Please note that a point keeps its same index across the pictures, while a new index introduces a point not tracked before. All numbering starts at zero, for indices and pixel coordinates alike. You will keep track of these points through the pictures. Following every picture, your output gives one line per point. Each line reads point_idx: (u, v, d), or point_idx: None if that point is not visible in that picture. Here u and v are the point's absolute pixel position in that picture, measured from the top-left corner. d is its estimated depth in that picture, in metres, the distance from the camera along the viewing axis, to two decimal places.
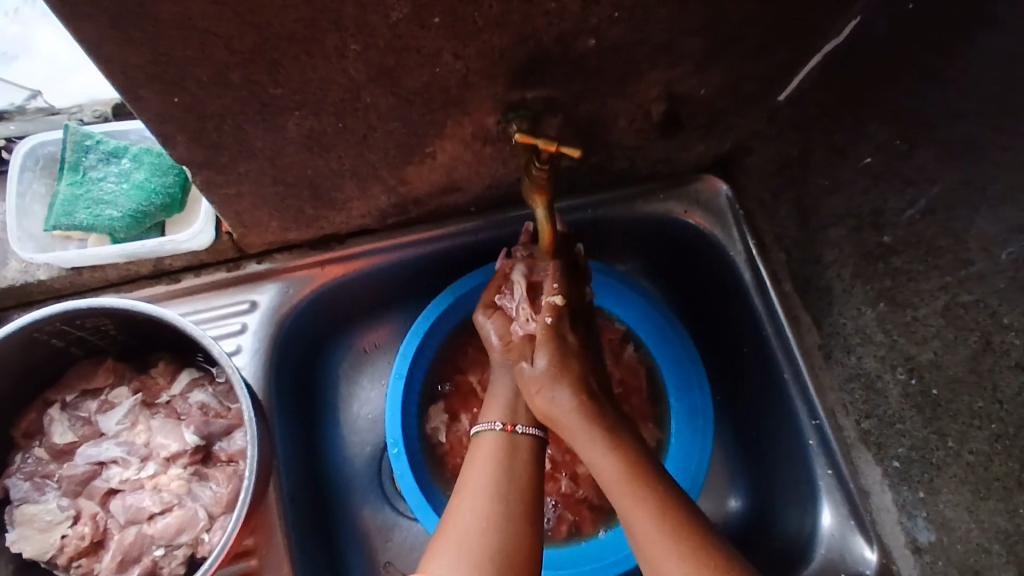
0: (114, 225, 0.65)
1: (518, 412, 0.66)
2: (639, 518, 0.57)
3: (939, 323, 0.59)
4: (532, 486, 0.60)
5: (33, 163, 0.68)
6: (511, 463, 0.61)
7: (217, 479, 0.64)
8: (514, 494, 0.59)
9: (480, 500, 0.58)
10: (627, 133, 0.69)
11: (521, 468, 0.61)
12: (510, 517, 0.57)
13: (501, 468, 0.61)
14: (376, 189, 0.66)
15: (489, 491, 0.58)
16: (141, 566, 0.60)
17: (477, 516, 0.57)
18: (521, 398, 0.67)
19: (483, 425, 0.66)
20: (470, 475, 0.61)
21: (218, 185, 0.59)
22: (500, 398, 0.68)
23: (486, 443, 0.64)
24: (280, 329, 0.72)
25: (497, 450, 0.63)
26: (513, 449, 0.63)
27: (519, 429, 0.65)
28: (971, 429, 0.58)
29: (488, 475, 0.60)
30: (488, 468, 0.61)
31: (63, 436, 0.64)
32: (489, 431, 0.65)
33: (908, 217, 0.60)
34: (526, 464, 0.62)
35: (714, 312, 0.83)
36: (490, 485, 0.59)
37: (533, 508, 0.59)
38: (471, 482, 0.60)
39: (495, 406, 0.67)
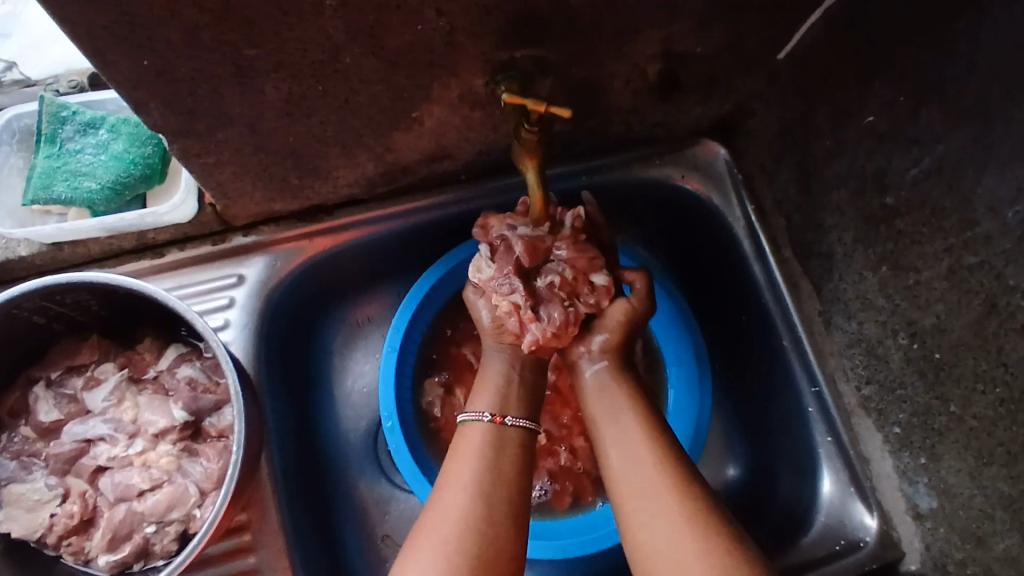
0: (93, 199, 0.63)
1: (509, 403, 0.63)
2: (644, 468, 0.57)
3: (943, 286, 0.57)
4: (518, 480, 0.58)
5: (10, 136, 0.65)
6: (496, 456, 0.59)
7: (208, 455, 0.62)
8: (499, 492, 0.57)
9: (461, 501, 0.56)
10: (622, 95, 0.67)
11: (506, 461, 0.59)
12: (494, 521, 0.55)
13: (486, 462, 0.58)
14: (363, 157, 0.64)
15: (472, 490, 0.56)
16: (132, 544, 0.59)
17: (458, 516, 0.55)
18: (511, 388, 0.64)
19: (469, 415, 0.63)
20: (453, 468, 0.59)
21: (197, 154, 0.57)
22: (488, 385, 0.65)
23: (471, 432, 0.61)
24: (269, 303, 0.71)
25: (483, 441, 0.60)
26: (501, 441, 0.60)
27: (509, 421, 0.62)
28: (974, 393, 0.57)
29: (471, 471, 0.58)
30: (472, 462, 0.59)
31: (49, 415, 0.62)
32: (479, 423, 0.62)
33: (912, 176, 0.58)
34: (514, 455, 0.60)
35: (712, 280, 0.82)
36: (473, 484, 0.57)
37: (518, 505, 0.57)
38: (455, 476, 0.58)
39: (487, 393, 0.64)
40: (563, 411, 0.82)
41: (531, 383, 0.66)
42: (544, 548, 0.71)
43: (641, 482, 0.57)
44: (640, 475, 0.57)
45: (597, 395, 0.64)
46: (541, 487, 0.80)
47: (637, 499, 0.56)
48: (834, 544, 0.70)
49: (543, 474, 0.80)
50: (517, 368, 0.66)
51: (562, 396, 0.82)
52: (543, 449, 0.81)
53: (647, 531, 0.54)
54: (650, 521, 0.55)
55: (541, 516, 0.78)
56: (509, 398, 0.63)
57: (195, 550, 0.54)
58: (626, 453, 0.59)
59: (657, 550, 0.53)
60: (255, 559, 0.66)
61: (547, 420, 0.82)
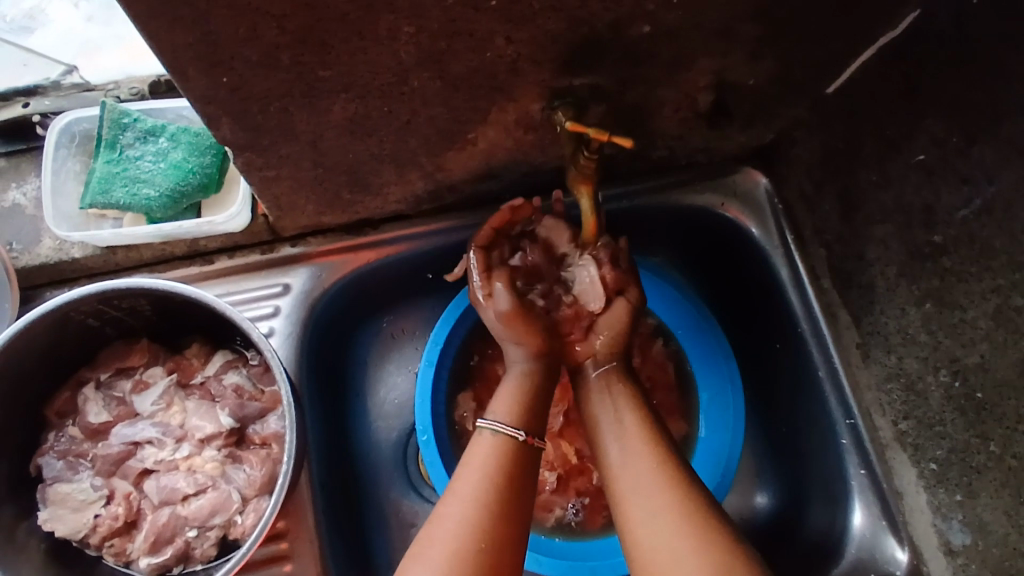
0: (150, 205, 0.64)
1: (531, 418, 0.64)
2: (638, 459, 0.60)
3: (989, 325, 0.58)
4: (522, 495, 0.59)
5: (68, 140, 0.67)
6: (506, 469, 0.59)
7: (251, 462, 0.63)
8: (508, 504, 0.57)
9: (472, 512, 0.56)
10: (670, 122, 0.68)
11: (512, 474, 0.59)
12: (499, 539, 0.55)
13: (495, 471, 0.59)
14: (414, 174, 0.65)
15: (479, 502, 0.57)
16: (173, 547, 0.60)
17: (466, 530, 0.55)
18: (536, 401, 0.65)
19: (496, 425, 0.62)
20: (459, 480, 0.59)
21: (258, 167, 0.58)
22: (511, 395, 0.65)
23: (482, 444, 0.61)
24: (312, 313, 0.72)
25: (497, 454, 0.60)
26: (513, 459, 0.61)
27: (535, 442, 0.63)
28: (1016, 433, 0.57)
29: (478, 483, 0.58)
30: (478, 473, 0.59)
31: (98, 416, 0.63)
32: (512, 440, 0.62)
33: (962, 216, 0.59)
34: (523, 471, 0.60)
35: (746, 304, 0.83)
36: (482, 496, 0.57)
37: (520, 520, 0.58)
38: (464, 489, 0.58)
39: (503, 405, 0.64)
40: None
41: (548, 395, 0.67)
42: (576, 568, 0.72)
43: (639, 479, 0.59)
44: (639, 472, 0.59)
45: (597, 394, 0.66)
46: (572, 506, 0.80)
47: (641, 516, 0.57)
48: None
49: (576, 495, 0.81)
50: (541, 382, 0.67)
51: None
52: (577, 467, 0.81)
53: (642, 521, 0.57)
54: (648, 515, 0.57)
55: (574, 536, 0.79)
56: (529, 415, 0.64)
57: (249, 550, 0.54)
58: (627, 463, 0.61)
59: (652, 541, 0.55)
60: (291, 567, 0.66)
61: (578, 438, 0.82)
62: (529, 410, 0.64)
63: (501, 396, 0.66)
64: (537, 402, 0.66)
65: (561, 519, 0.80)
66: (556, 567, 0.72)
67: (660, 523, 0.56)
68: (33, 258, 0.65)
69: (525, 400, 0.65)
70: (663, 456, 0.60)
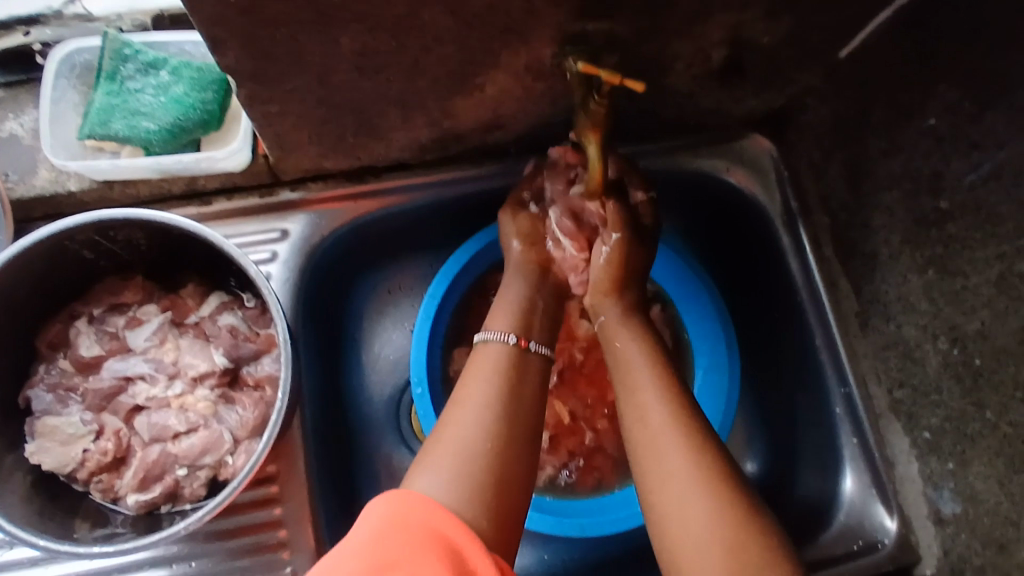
0: (149, 138, 0.63)
1: (529, 328, 0.66)
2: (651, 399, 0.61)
3: (992, 292, 0.58)
4: (527, 402, 0.61)
5: (69, 70, 0.65)
6: (511, 382, 0.61)
7: (244, 404, 0.63)
8: (516, 413, 0.59)
9: (482, 418, 0.58)
10: (682, 78, 0.67)
11: (518, 385, 0.61)
12: (509, 444, 0.57)
13: (502, 382, 0.61)
14: (420, 119, 0.64)
15: (487, 409, 0.58)
16: (162, 485, 0.60)
17: (474, 435, 0.56)
18: (534, 313, 0.68)
19: (493, 335, 0.65)
20: (467, 387, 0.61)
21: (262, 101, 0.57)
22: (509, 307, 0.67)
23: (487, 353, 0.63)
24: (310, 258, 0.71)
25: (501, 363, 0.62)
26: (516, 367, 0.62)
27: (531, 348, 0.65)
28: (1013, 400, 0.57)
29: (486, 393, 0.59)
30: (485, 384, 0.60)
31: (90, 349, 0.62)
32: (503, 343, 0.64)
33: (970, 182, 0.58)
34: (527, 380, 0.62)
35: (743, 272, 0.83)
36: (490, 404, 0.59)
37: (528, 424, 0.59)
38: (470, 397, 0.60)
39: (503, 317, 0.66)
40: (586, 389, 0.82)
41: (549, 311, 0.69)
42: (565, 525, 0.73)
43: (650, 421, 0.59)
44: (652, 412, 0.60)
45: (612, 331, 0.67)
46: (565, 468, 0.80)
47: (654, 460, 0.58)
48: (853, 543, 0.71)
49: (568, 455, 0.81)
50: (539, 296, 0.69)
51: (585, 374, 0.82)
52: (569, 428, 0.81)
53: (652, 466, 0.58)
54: (657, 459, 0.58)
55: (565, 496, 0.79)
56: (527, 325, 0.66)
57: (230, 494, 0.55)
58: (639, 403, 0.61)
59: (661, 486, 0.56)
60: (281, 511, 0.66)
61: (572, 399, 0.82)
62: (526, 320, 0.66)
63: (501, 311, 0.67)
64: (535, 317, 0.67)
65: (554, 480, 0.80)
66: (546, 523, 0.73)
67: (673, 475, 0.56)
68: (29, 189, 0.64)
69: (522, 313, 0.67)
70: (679, 404, 0.60)
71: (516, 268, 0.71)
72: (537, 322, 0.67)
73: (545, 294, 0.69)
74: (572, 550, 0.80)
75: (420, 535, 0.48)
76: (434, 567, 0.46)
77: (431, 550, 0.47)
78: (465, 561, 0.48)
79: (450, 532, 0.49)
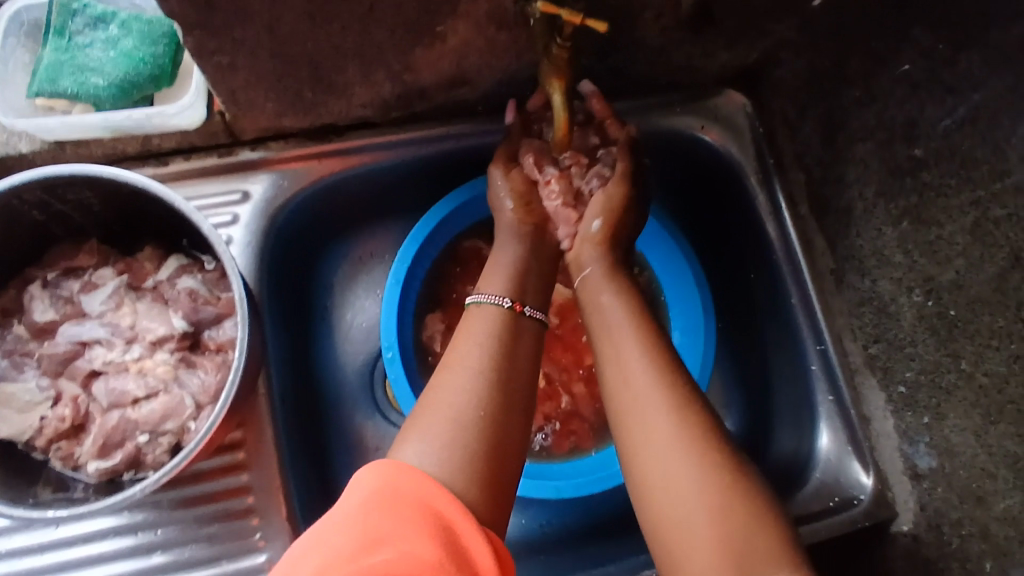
0: (99, 95, 0.60)
1: (521, 290, 0.65)
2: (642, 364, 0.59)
3: (966, 241, 0.56)
4: (520, 369, 0.58)
5: (17, 29, 0.62)
6: (504, 346, 0.59)
7: (206, 368, 0.61)
8: (509, 377, 0.57)
9: (473, 381, 0.55)
10: (651, 31, 0.64)
11: (511, 350, 0.59)
12: (502, 410, 0.55)
13: (495, 345, 0.59)
14: (380, 74, 0.62)
15: (481, 372, 0.56)
16: (123, 452, 0.58)
17: (466, 398, 0.54)
18: (526, 276, 0.66)
19: (486, 298, 0.63)
20: (458, 351, 0.58)
21: (209, 53, 0.55)
22: (501, 269, 0.66)
23: (480, 317, 0.61)
24: (274, 222, 0.69)
25: (495, 327, 0.60)
26: (509, 333, 0.61)
27: (526, 312, 0.63)
28: (988, 349, 0.56)
29: (479, 357, 0.57)
30: (477, 347, 0.58)
31: (45, 314, 0.60)
32: (498, 307, 0.62)
33: (944, 128, 0.56)
34: (519, 346, 0.60)
35: (717, 233, 0.82)
36: (483, 367, 0.56)
37: (520, 390, 0.57)
38: (462, 360, 0.57)
39: (495, 278, 0.65)
40: (563, 354, 0.81)
41: (541, 274, 0.68)
42: (539, 488, 0.72)
43: (642, 384, 0.58)
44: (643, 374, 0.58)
45: (596, 292, 0.66)
46: (541, 431, 0.79)
47: (644, 422, 0.56)
48: (829, 500, 0.71)
49: (544, 419, 0.80)
50: (532, 259, 0.68)
51: (563, 340, 0.81)
52: (545, 393, 0.80)
53: (642, 427, 0.56)
54: (647, 421, 0.56)
55: (541, 460, 0.78)
56: (521, 288, 0.65)
57: (187, 457, 0.54)
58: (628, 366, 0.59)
59: (653, 446, 0.54)
60: (249, 477, 0.65)
61: (548, 363, 0.81)
62: (519, 281, 0.65)
63: (492, 274, 0.66)
64: (527, 279, 0.66)
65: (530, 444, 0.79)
66: (520, 485, 0.72)
67: (669, 447, 0.54)
68: None
69: (515, 276, 0.66)
70: (674, 376, 0.58)
71: (507, 229, 0.69)
72: (529, 284, 0.66)
73: (538, 257, 0.69)
74: (551, 513, 0.79)
75: (409, 510, 0.44)
76: (423, 545, 0.42)
77: (420, 526, 0.43)
78: (456, 537, 0.44)
79: (440, 506, 0.46)
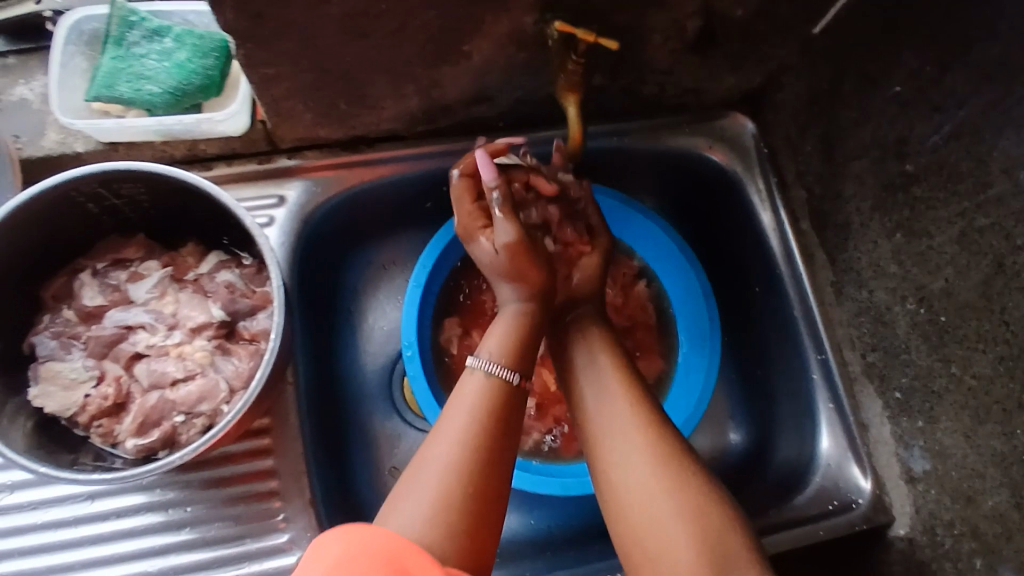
0: (153, 101, 0.65)
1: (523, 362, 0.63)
2: (635, 439, 0.59)
3: (954, 250, 0.60)
4: (510, 437, 0.58)
5: (77, 37, 0.67)
6: (494, 410, 0.58)
7: (240, 355, 0.66)
8: (497, 444, 0.56)
9: (459, 450, 0.55)
10: (659, 52, 0.69)
11: (501, 419, 0.58)
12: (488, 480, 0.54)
13: (486, 410, 0.58)
14: (409, 88, 0.68)
15: (466, 445, 0.55)
16: (160, 431, 0.62)
17: (453, 467, 0.54)
18: (528, 346, 0.64)
19: (486, 365, 0.60)
20: (448, 417, 0.58)
21: (257, 64, 0.60)
22: (503, 335, 0.64)
23: (472, 381, 0.60)
24: (306, 226, 0.74)
25: (487, 392, 0.59)
26: (503, 397, 0.59)
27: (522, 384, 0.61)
28: (975, 352, 0.59)
29: (467, 426, 0.56)
30: (464, 416, 0.57)
31: (94, 300, 0.65)
32: (504, 381, 0.60)
33: (933, 143, 0.61)
34: (510, 412, 0.59)
35: (721, 249, 0.86)
36: (471, 439, 0.55)
37: (507, 457, 0.56)
38: (450, 427, 0.56)
39: (499, 347, 0.62)
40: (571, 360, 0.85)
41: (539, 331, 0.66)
42: (548, 484, 0.75)
43: (635, 457, 0.58)
44: (638, 447, 0.58)
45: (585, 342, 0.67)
46: (550, 434, 0.83)
47: (639, 495, 0.56)
48: (827, 504, 0.73)
49: (554, 421, 0.83)
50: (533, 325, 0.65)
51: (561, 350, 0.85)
52: (553, 395, 0.84)
53: (638, 503, 0.55)
54: (643, 495, 0.55)
55: (550, 460, 0.82)
56: (522, 359, 0.63)
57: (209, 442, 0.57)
58: (623, 437, 0.59)
59: (651, 524, 0.54)
60: (273, 461, 0.69)
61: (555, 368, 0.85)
62: (522, 353, 0.63)
63: (492, 334, 0.64)
64: (528, 343, 0.64)
65: (539, 445, 0.82)
66: (530, 482, 0.75)
67: (667, 523, 0.53)
68: (37, 149, 0.67)
69: (515, 343, 0.63)
70: (668, 451, 0.58)
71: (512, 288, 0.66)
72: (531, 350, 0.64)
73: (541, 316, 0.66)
74: (559, 514, 0.82)
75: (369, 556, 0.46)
76: None
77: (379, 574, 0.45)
78: None
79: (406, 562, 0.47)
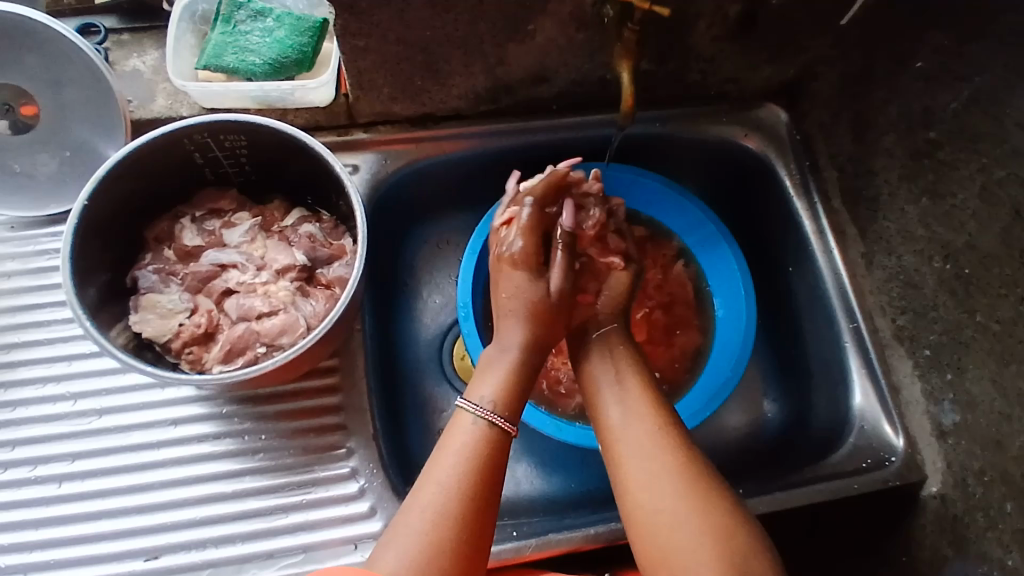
0: (254, 71, 0.74)
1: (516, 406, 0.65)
2: (654, 463, 0.61)
3: (976, 204, 0.66)
4: (497, 479, 0.61)
5: (189, 16, 0.77)
6: (482, 453, 0.61)
7: (317, 298, 0.72)
8: (484, 490, 0.59)
9: (445, 496, 0.58)
10: (703, 39, 0.77)
11: (489, 466, 0.60)
12: (475, 523, 0.58)
13: (475, 453, 0.61)
14: (478, 65, 0.76)
15: (454, 489, 0.58)
16: (244, 359, 0.69)
17: (440, 511, 0.57)
18: (521, 385, 0.66)
19: (480, 411, 0.63)
20: (439, 460, 0.61)
21: (351, 34, 0.69)
22: (495, 377, 0.66)
23: (467, 427, 0.62)
24: (375, 192, 0.82)
25: (477, 437, 0.62)
26: (490, 440, 0.62)
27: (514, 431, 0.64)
28: (1000, 297, 0.64)
29: (460, 473, 0.59)
30: (455, 460, 0.60)
31: (193, 241, 0.73)
32: (499, 430, 0.62)
33: (953, 110, 0.67)
34: (497, 455, 0.62)
35: (756, 232, 0.92)
36: (463, 486, 0.59)
37: (494, 496, 0.60)
38: (440, 470, 0.60)
39: (489, 387, 0.65)
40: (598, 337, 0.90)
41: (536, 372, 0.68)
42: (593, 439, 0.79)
43: (656, 480, 0.60)
44: (657, 472, 0.60)
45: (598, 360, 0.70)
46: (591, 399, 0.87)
47: (661, 516, 0.59)
48: (861, 462, 0.76)
49: None
50: (529, 365, 0.67)
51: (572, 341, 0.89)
52: None
53: (660, 525, 0.58)
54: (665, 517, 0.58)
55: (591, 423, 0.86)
56: (514, 401, 0.65)
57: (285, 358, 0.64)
58: (643, 462, 0.61)
59: (672, 545, 0.57)
60: (340, 398, 0.75)
61: None
62: (517, 393, 0.65)
63: (487, 374, 0.66)
64: (523, 383, 0.66)
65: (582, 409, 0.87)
66: (575, 435, 0.80)
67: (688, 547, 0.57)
68: (147, 112, 0.76)
69: (511, 384, 0.65)
70: (688, 473, 0.60)
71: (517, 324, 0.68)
72: (525, 390, 0.67)
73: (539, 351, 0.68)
74: (599, 478, 0.86)
75: None
76: None
77: None
78: None
79: None
